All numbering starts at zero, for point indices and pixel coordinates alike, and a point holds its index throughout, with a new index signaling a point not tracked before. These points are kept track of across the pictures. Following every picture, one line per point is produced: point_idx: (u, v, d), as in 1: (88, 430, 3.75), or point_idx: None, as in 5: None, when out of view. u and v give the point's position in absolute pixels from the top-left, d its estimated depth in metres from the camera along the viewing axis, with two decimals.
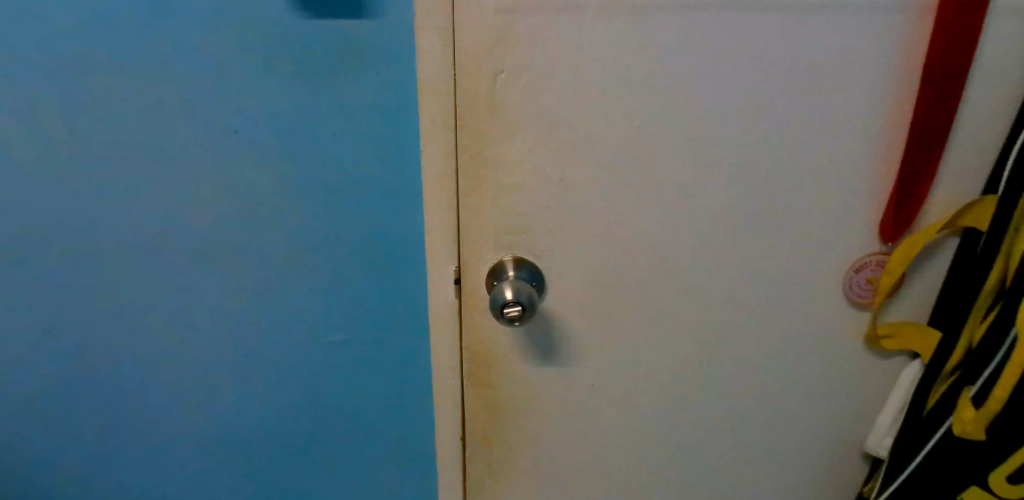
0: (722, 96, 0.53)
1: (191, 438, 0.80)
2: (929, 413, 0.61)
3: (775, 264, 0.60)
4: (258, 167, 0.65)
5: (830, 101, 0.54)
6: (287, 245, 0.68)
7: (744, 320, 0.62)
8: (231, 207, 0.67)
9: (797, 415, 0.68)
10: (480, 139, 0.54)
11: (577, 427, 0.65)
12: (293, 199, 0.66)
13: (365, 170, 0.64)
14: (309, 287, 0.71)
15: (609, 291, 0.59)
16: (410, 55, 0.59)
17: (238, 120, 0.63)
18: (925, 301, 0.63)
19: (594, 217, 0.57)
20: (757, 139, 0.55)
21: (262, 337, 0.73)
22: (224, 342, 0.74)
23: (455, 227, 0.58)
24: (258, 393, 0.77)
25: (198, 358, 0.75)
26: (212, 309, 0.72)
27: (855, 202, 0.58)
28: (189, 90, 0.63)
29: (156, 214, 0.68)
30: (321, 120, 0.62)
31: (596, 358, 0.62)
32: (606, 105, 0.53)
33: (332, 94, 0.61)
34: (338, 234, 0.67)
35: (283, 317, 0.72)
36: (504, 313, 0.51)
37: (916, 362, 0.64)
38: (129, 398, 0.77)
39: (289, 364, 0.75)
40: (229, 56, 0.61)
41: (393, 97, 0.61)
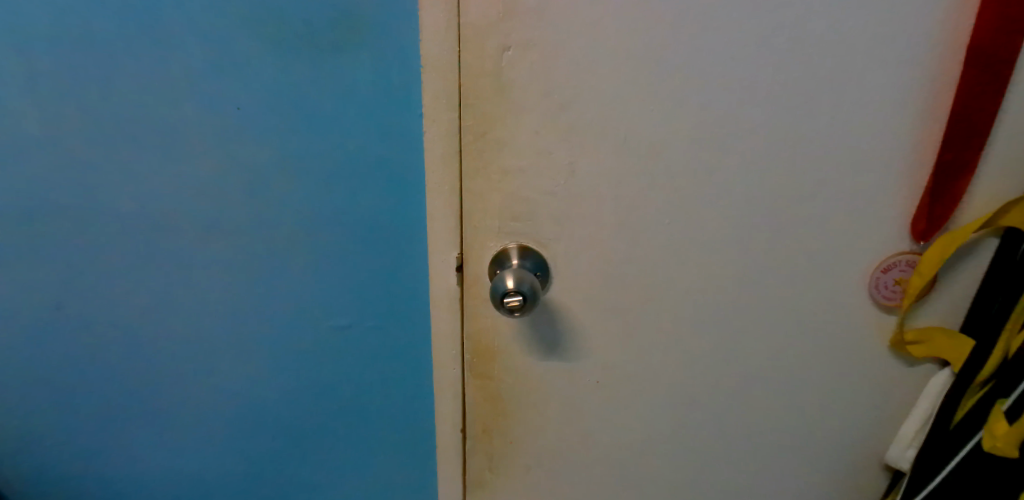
0: (742, 79, 0.51)
1: (194, 417, 0.80)
2: (957, 425, 0.58)
3: (793, 259, 0.57)
4: (261, 144, 0.64)
5: (855, 87, 0.51)
6: (291, 227, 0.68)
7: (759, 317, 0.59)
8: (235, 186, 0.66)
9: (814, 419, 0.65)
10: (485, 120, 0.52)
11: (581, 424, 0.63)
12: (296, 177, 0.65)
13: (372, 151, 0.64)
14: (311, 271, 0.70)
15: (617, 283, 0.57)
16: (412, 29, 0.59)
17: (244, 97, 0.62)
18: (956, 305, 0.60)
19: (602, 205, 0.54)
20: (777, 126, 0.52)
21: (265, 318, 0.73)
22: (226, 322, 0.73)
23: (457, 213, 0.55)
24: (261, 375, 0.76)
25: (203, 338, 0.74)
26: (214, 289, 0.71)
27: (881, 195, 0.55)
28: (193, 65, 0.62)
29: (161, 191, 0.67)
30: (326, 97, 0.62)
31: (601, 353, 0.60)
32: (617, 87, 0.51)
33: (337, 70, 0.60)
34: (342, 215, 0.67)
35: (285, 299, 0.71)
36: (504, 302, 0.49)
37: (946, 371, 0.61)
38: (134, 377, 0.77)
39: (293, 347, 0.74)
40: (234, 30, 0.60)
41: (400, 77, 0.60)
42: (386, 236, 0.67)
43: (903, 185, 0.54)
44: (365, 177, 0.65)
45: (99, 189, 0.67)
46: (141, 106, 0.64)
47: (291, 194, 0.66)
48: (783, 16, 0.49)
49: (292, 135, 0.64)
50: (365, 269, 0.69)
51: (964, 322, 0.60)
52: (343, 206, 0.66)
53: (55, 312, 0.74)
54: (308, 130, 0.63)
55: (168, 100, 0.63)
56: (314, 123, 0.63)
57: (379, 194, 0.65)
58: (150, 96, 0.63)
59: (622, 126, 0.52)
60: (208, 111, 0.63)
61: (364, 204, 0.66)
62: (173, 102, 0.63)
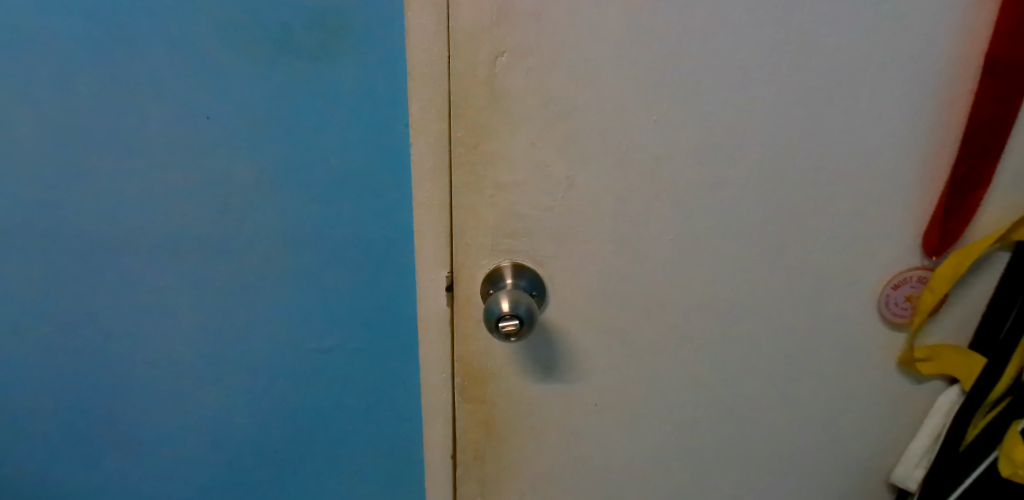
0: (748, 88, 0.48)
1: (171, 441, 0.76)
2: (969, 444, 0.56)
3: (801, 276, 0.54)
4: (232, 158, 0.63)
5: (868, 94, 0.48)
6: (268, 239, 0.65)
7: (765, 336, 0.57)
8: (207, 196, 0.64)
9: (820, 440, 0.62)
10: (478, 131, 0.49)
11: (578, 448, 0.60)
12: (264, 192, 0.63)
13: (357, 162, 0.62)
14: (288, 288, 0.68)
15: (618, 302, 0.54)
16: (399, 43, 0.58)
17: (213, 105, 0.61)
18: (964, 320, 0.57)
19: (603, 219, 0.51)
20: (785, 136, 0.49)
21: (243, 333, 0.70)
22: (202, 340, 0.71)
23: (448, 228, 0.52)
24: (241, 393, 0.73)
25: (178, 356, 0.71)
26: (185, 307, 0.69)
27: (892, 210, 0.52)
28: (162, 76, 0.60)
29: (128, 202, 0.65)
30: (304, 109, 0.61)
31: (599, 374, 0.57)
32: (618, 94, 0.48)
33: (317, 80, 0.60)
34: (321, 231, 0.65)
35: (257, 318, 0.69)
36: (499, 327, 0.46)
37: (954, 388, 0.59)
38: (103, 400, 0.74)
39: (271, 363, 0.71)
40: (210, 38, 0.59)
41: (385, 85, 0.59)
42: (373, 248, 0.66)
43: (915, 198, 0.52)
44: (348, 188, 0.63)
45: (66, 200, 0.65)
46: (109, 113, 0.62)
47: (269, 204, 0.64)
48: (793, 20, 0.46)
49: (267, 145, 0.62)
50: (350, 284, 0.67)
51: (973, 338, 0.57)
52: (327, 218, 0.64)
53: (21, 334, 0.71)
54: (286, 139, 0.62)
55: (135, 106, 0.61)
56: (295, 131, 0.61)
57: (364, 206, 0.64)
58: (120, 109, 0.62)
59: (624, 135, 0.49)
60: (177, 119, 0.62)
61: (349, 216, 0.64)
62: (140, 109, 0.62)
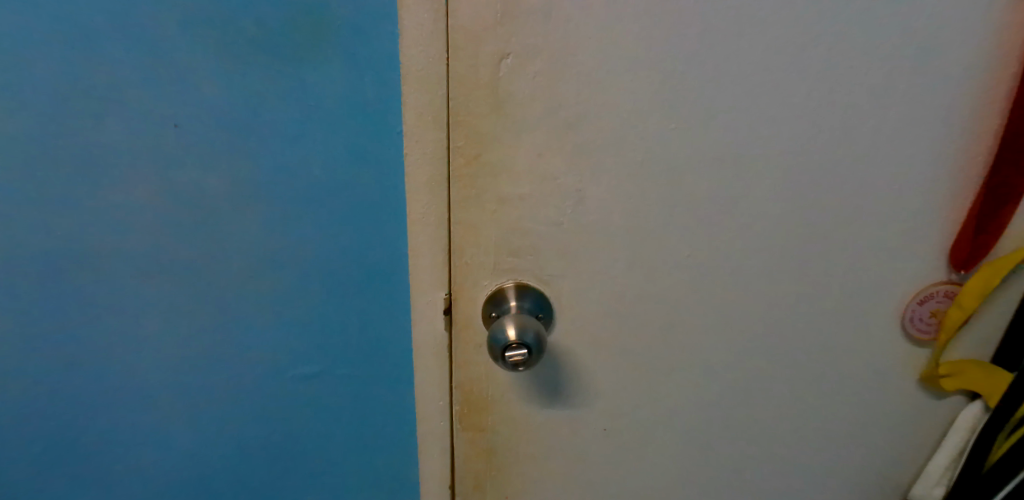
0: (770, 93, 0.45)
1: (142, 468, 0.72)
2: (995, 463, 0.53)
3: (823, 292, 0.51)
4: (201, 170, 0.60)
5: (899, 97, 0.45)
6: (246, 256, 0.63)
7: (784, 356, 0.53)
8: (179, 208, 0.61)
9: (836, 463, 0.59)
10: (480, 140, 0.45)
11: (584, 474, 0.56)
12: (241, 204, 0.61)
13: (346, 174, 0.61)
14: (272, 304, 0.66)
15: (629, 322, 0.51)
16: (390, 53, 0.57)
17: (179, 110, 0.58)
18: (990, 336, 0.54)
19: (615, 235, 0.48)
20: (810, 145, 0.46)
21: (224, 352, 0.67)
22: (176, 359, 0.67)
23: (445, 246, 0.48)
24: (224, 413, 0.70)
25: (150, 378, 0.68)
26: (157, 327, 0.66)
27: (921, 220, 0.49)
28: (122, 81, 0.57)
29: (85, 217, 0.61)
30: (287, 119, 0.59)
31: (608, 398, 0.53)
32: (633, 100, 0.44)
33: (300, 90, 0.58)
34: (307, 244, 0.63)
35: (236, 334, 0.67)
36: (506, 357, 0.43)
37: (977, 403, 0.56)
38: (64, 431, 0.69)
39: (255, 381, 0.69)
40: (177, 39, 0.56)
41: (374, 92, 0.58)
42: (366, 260, 0.65)
43: (944, 209, 0.49)
44: (338, 200, 0.62)
45: (17, 216, 0.60)
46: (62, 123, 0.58)
47: (254, 217, 0.62)
48: (822, 19, 0.43)
49: (246, 155, 0.60)
50: (342, 298, 0.66)
51: (998, 352, 0.54)
52: (316, 232, 0.63)
53: None
54: (265, 148, 0.60)
55: (92, 115, 0.58)
56: (281, 142, 0.59)
57: (355, 218, 0.63)
58: (76, 119, 0.58)
59: (640, 144, 0.45)
60: (142, 126, 0.58)
61: (339, 229, 0.63)
62: (97, 118, 0.58)
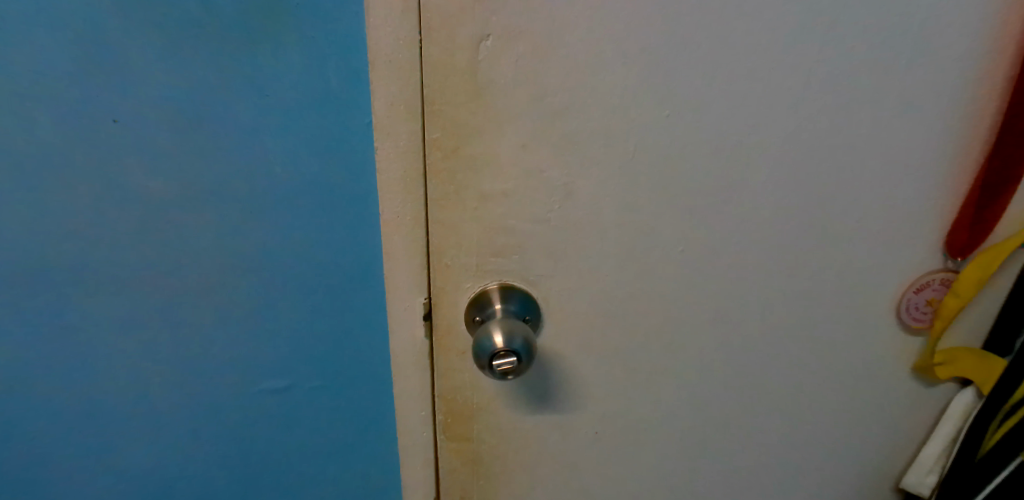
0: (766, 76, 0.42)
1: (104, 480, 0.69)
2: (990, 450, 0.52)
3: (819, 283, 0.49)
4: (150, 167, 0.57)
5: (899, 78, 0.43)
6: (207, 257, 0.61)
7: (779, 350, 0.51)
8: (122, 210, 0.58)
9: (831, 456, 0.58)
10: (458, 132, 0.42)
11: (575, 479, 0.54)
12: (196, 203, 0.58)
13: (311, 169, 0.58)
14: (235, 306, 0.63)
15: (620, 320, 0.48)
16: (355, 39, 0.54)
17: (116, 104, 0.55)
18: (983, 323, 0.53)
19: (606, 229, 0.45)
20: (806, 130, 0.44)
21: (181, 361, 0.65)
22: (132, 367, 0.64)
23: (423, 248, 0.46)
24: (190, 418, 0.68)
25: (104, 387, 0.65)
26: (110, 334, 0.62)
27: (920, 208, 0.47)
28: (58, 74, 0.53)
29: (18, 226, 0.57)
30: (246, 111, 0.56)
31: (599, 400, 0.51)
32: (623, 85, 0.41)
33: (258, 80, 0.55)
34: (271, 243, 0.61)
35: (196, 337, 0.64)
36: (494, 366, 0.40)
37: (969, 390, 0.54)
38: (17, 443, 0.66)
39: (218, 388, 0.67)
40: (121, 28, 0.52)
41: (339, 77, 0.55)
42: (335, 258, 0.62)
43: (943, 195, 0.47)
44: (304, 194, 0.59)
45: None
46: None
47: (210, 217, 0.59)
48: None
49: (202, 150, 0.57)
50: (312, 298, 0.64)
51: (989, 338, 0.53)
52: (280, 231, 0.61)
53: None
54: (219, 141, 0.57)
55: (20, 114, 0.54)
56: (236, 134, 0.57)
57: (322, 213, 0.60)
58: (9, 116, 0.54)
59: (631, 132, 0.43)
60: (76, 123, 0.55)
61: (303, 226, 0.61)
62: (30, 114, 0.54)
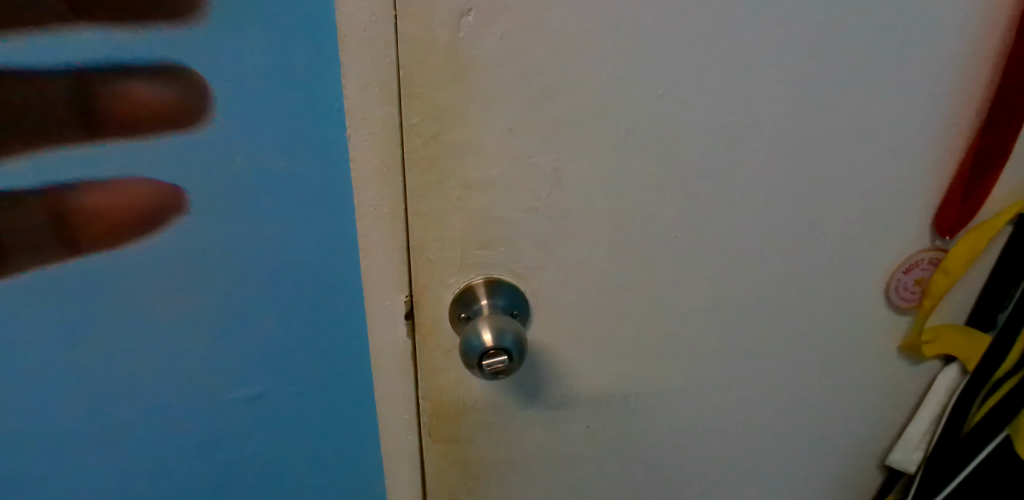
0: (763, 50, 0.40)
1: (66, 485, 0.66)
2: (974, 426, 0.52)
3: (812, 268, 0.48)
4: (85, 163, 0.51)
5: (900, 52, 0.41)
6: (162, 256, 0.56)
7: (772, 334, 0.50)
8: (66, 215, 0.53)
9: (821, 437, 0.57)
10: (439, 118, 0.40)
11: (567, 473, 0.53)
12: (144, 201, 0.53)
13: (276, 157, 0.54)
14: (198, 305, 0.59)
15: (611, 310, 0.47)
16: (321, 14, 0.49)
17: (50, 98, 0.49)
18: (967, 300, 0.52)
19: (596, 217, 0.43)
20: (802, 108, 0.42)
21: (142, 372, 0.62)
22: (88, 371, 0.60)
23: (403, 243, 0.43)
24: (155, 422, 0.65)
25: (60, 394, 0.61)
26: (59, 340, 0.58)
27: (915, 187, 0.46)
28: None
29: None
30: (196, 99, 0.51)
31: (590, 391, 0.50)
32: (614, 63, 0.39)
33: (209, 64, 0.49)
34: (234, 238, 0.57)
35: (157, 338, 0.60)
36: (484, 366, 0.39)
37: (954, 366, 0.54)
38: None
39: (184, 397, 0.64)
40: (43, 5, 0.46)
41: (304, 58, 0.51)
42: (309, 256, 0.59)
43: (938, 173, 0.46)
44: (270, 190, 0.56)
45: None
46: None
47: (164, 222, 0.55)
48: None
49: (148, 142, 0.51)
50: (283, 298, 0.61)
51: (973, 313, 0.53)
52: (245, 231, 0.57)
53: None
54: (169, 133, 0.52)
55: None
56: (190, 127, 0.52)
57: (292, 209, 0.57)
58: None
59: (623, 113, 0.40)
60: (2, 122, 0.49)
61: (270, 218, 0.57)
62: None
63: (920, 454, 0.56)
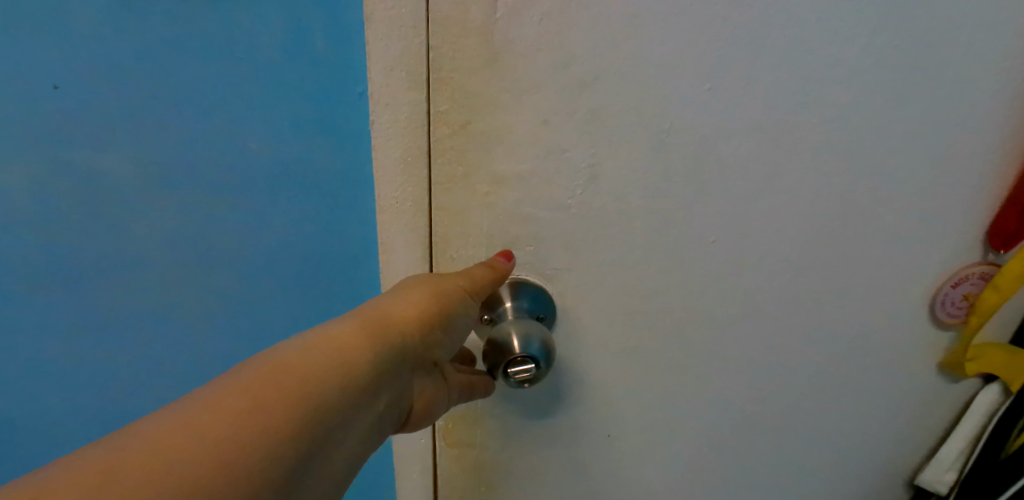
0: (821, 43, 0.37)
1: None
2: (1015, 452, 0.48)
3: (857, 280, 0.45)
4: (107, 143, 0.53)
5: (973, 49, 0.38)
6: (176, 238, 0.57)
7: (810, 346, 0.48)
8: (74, 191, 0.54)
9: (853, 456, 0.55)
10: (468, 106, 0.37)
11: (584, 481, 0.51)
12: (156, 182, 0.54)
13: (290, 145, 0.53)
14: (209, 293, 0.59)
15: (640, 314, 0.44)
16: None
17: (61, 72, 0.50)
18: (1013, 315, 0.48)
19: (632, 218, 0.41)
20: (861, 107, 0.39)
21: (149, 358, 0.62)
22: (102, 344, 0.61)
23: (424, 238, 0.41)
24: (165, 399, 0.65)
25: (76, 362, 0.62)
26: (76, 313, 0.60)
27: (977, 198, 0.43)
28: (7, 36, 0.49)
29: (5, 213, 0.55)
30: (212, 80, 0.51)
31: (614, 398, 0.48)
32: (662, 52, 0.37)
33: (228, 44, 0.50)
34: (250, 223, 0.56)
35: (170, 320, 0.61)
36: (511, 374, 0.40)
37: (994, 386, 0.50)
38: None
39: (192, 385, 0.64)
40: None
41: (323, 43, 0.49)
42: (320, 251, 0.58)
43: (1008, 183, 0.42)
44: (281, 176, 0.54)
45: None
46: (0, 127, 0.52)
47: (171, 201, 0.55)
48: None
49: (163, 121, 0.52)
50: (289, 293, 0.60)
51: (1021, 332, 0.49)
52: (255, 217, 0.56)
53: None
54: (182, 115, 0.52)
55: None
56: (208, 117, 0.52)
57: (305, 195, 0.55)
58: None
59: (666, 106, 0.38)
60: (11, 91, 0.50)
61: (282, 207, 0.56)
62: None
63: (950, 475, 0.53)
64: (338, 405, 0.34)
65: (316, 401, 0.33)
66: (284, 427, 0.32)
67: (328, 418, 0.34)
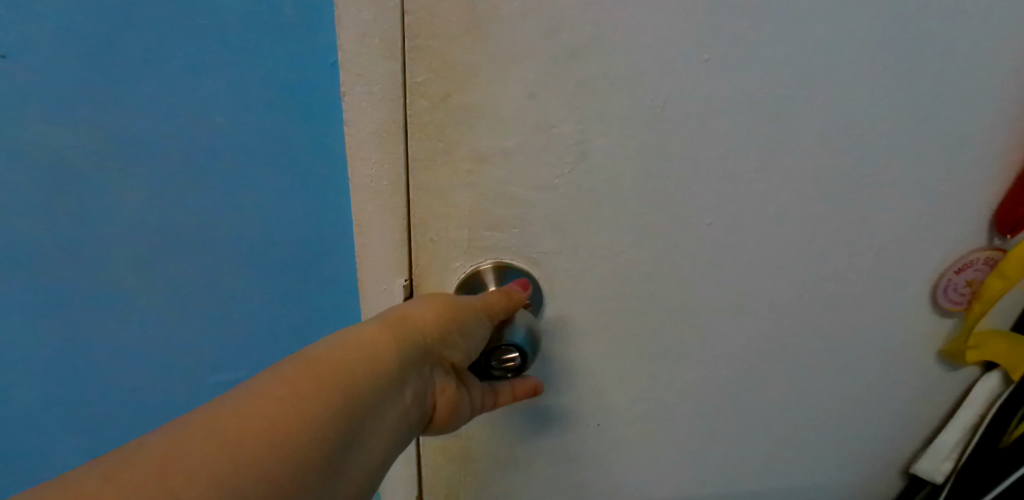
0: (822, 14, 0.35)
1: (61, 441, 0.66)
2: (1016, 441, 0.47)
3: (855, 265, 0.44)
4: (63, 114, 0.49)
5: (983, 19, 0.36)
6: (143, 218, 0.54)
7: (806, 332, 0.46)
8: (32, 170, 0.51)
9: (848, 444, 0.53)
10: (448, 78, 0.35)
11: (573, 470, 0.50)
12: (118, 158, 0.51)
13: (260, 116, 0.50)
14: (184, 276, 0.57)
15: (630, 299, 0.43)
16: None
17: (11, 38, 0.47)
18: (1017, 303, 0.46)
19: (622, 198, 0.39)
20: (863, 82, 0.37)
21: (125, 343, 0.60)
22: (74, 329, 0.59)
23: (403, 218, 0.39)
24: (144, 385, 0.63)
25: (48, 348, 0.60)
26: (44, 297, 0.57)
27: (984, 180, 0.41)
28: None
29: None
30: (174, 45, 0.48)
31: (603, 384, 0.46)
32: (653, 21, 0.35)
33: (190, 7, 0.46)
34: (220, 200, 0.54)
35: (144, 304, 0.58)
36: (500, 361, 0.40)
37: (994, 374, 0.48)
38: None
39: (171, 370, 0.63)
40: None
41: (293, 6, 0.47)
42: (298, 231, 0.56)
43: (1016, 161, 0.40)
44: (256, 153, 0.52)
45: None
46: None
47: (136, 177, 0.52)
48: None
49: (123, 91, 0.49)
50: (268, 276, 0.58)
51: None
52: (226, 193, 0.53)
53: None
54: (143, 84, 0.49)
55: None
56: (171, 85, 0.49)
57: (279, 170, 0.53)
58: None
59: (658, 78, 0.36)
60: None
61: (254, 182, 0.53)
62: None
63: (948, 464, 0.52)
64: (364, 402, 0.33)
65: (347, 389, 0.33)
66: (316, 414, 0.31)
67: (355, 415, 0.33)
